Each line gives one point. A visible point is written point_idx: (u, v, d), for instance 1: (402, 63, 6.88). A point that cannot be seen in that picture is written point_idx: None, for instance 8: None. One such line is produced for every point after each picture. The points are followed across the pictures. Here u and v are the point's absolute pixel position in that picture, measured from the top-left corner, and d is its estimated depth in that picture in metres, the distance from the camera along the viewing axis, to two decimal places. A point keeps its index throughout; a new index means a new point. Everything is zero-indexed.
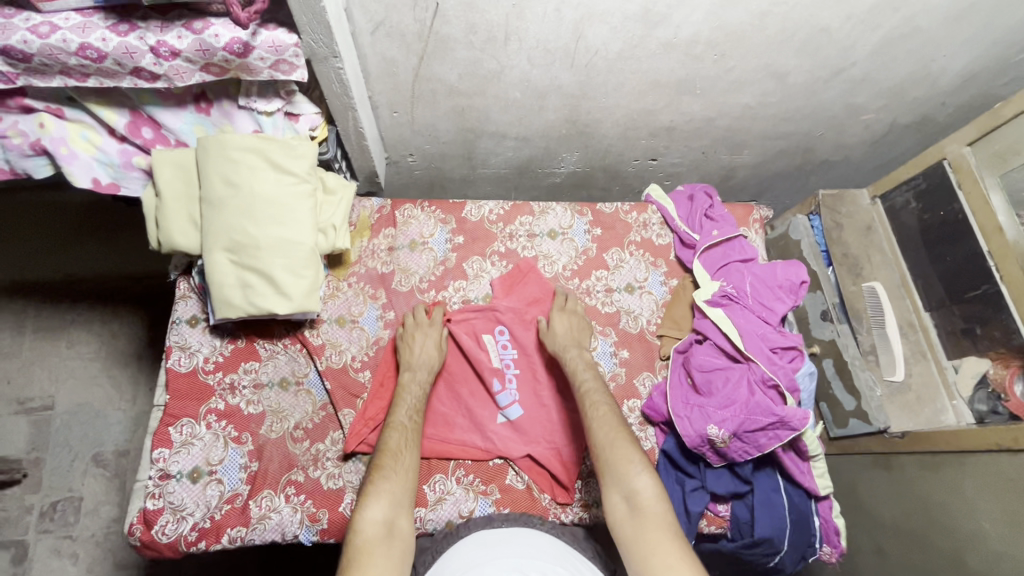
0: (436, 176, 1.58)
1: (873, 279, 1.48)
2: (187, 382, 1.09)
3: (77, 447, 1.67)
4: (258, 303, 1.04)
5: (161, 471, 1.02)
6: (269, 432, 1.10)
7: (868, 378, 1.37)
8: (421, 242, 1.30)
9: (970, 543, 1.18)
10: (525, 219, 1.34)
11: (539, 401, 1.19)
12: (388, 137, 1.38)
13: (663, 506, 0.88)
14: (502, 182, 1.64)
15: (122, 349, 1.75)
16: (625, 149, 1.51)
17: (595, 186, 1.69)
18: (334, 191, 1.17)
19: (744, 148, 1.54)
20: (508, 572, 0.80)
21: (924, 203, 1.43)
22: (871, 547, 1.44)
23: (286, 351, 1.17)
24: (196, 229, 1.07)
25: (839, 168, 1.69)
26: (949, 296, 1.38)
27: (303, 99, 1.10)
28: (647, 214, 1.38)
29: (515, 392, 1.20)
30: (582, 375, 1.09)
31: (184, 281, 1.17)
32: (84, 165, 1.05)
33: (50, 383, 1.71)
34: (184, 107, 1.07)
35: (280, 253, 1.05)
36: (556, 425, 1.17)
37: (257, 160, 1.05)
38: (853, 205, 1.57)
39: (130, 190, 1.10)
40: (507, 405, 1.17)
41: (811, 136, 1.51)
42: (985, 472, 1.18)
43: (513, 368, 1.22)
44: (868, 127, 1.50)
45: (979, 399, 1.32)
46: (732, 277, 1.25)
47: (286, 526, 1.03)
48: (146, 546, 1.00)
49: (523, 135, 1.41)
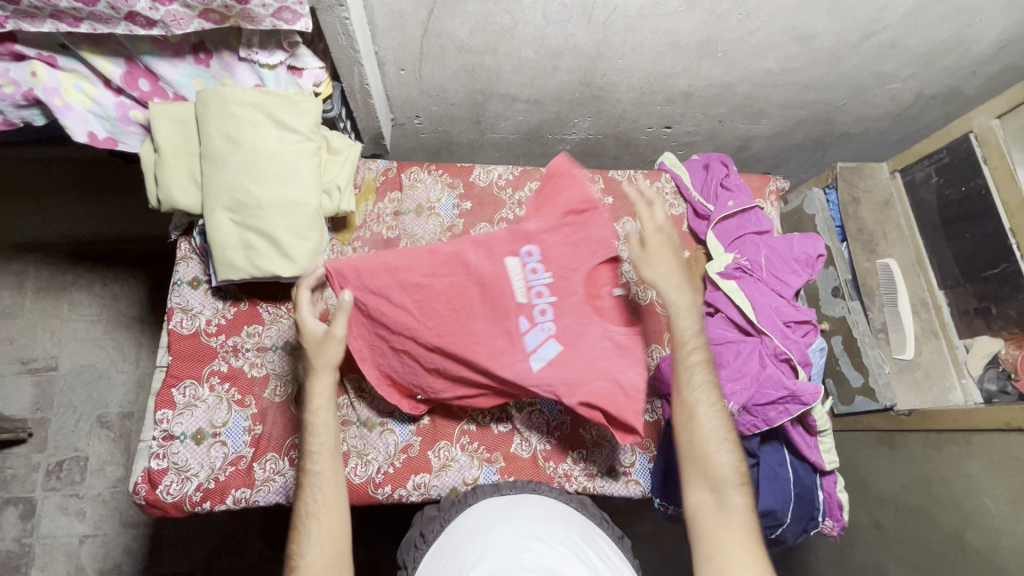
0: (443, 140, 1.53)
1: (888, 256, 1.45)
2: (190, 344, 1.08)
3: (82, 408, 1.67)
4: (261, 265, 1.02)
5: (164, 432, 1.02)
6: (273, 395, 1.09)
7: (876, 355, 1.34)
8: (427, 208, 1.26)
9: (970, 519, 1.19)
10: (535, 185, 1.30)
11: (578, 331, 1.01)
12: (394, 97, 1.33)
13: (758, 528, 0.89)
14: (510, 149, 1.59)
15: (124, 312, 1.74)
16: (639, 115, 1.46)
17: (606, 154, 1.64)
18: (339, 152, 1.13)
19: (763, 117, 1.49)
20: (520, 539, 0.79)
21: (945, 178, 1.39)
22: (868, 522, 1.45)
23: (290, 315, 1.14)
24: (197, 188, 1.03)
25: (859, 140, 1.63)
26: (964, 274, 1.35)
27: (307, 51, 1.06)
28: (661, 183, 1.34)
29: (547, 328, 1.01)
30: (691, 341, 0.99)
31: (185, 241, 1.14)
32: (80, 118, 1.00)
33: (52, 344, 1.70)
34: (182, 58, 1.02)
35: (284, 214, 1.02)
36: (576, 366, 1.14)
37: (260, 116, 1.01)
38: (872, 179, 1.52)
39: (128, 146, 1.06)
40: (538, 346, 1.00)
41: (833, 106, 1.46)
42: (992, 452, 1.17)
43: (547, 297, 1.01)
44: (893, 97, 1.44)
45: (989, 378, 1.31)
46: (747, 249, 1.22)
47: (290, 489, 1.03)
48: (152, 505, 1.00)
49: (534, 98, 1.36)
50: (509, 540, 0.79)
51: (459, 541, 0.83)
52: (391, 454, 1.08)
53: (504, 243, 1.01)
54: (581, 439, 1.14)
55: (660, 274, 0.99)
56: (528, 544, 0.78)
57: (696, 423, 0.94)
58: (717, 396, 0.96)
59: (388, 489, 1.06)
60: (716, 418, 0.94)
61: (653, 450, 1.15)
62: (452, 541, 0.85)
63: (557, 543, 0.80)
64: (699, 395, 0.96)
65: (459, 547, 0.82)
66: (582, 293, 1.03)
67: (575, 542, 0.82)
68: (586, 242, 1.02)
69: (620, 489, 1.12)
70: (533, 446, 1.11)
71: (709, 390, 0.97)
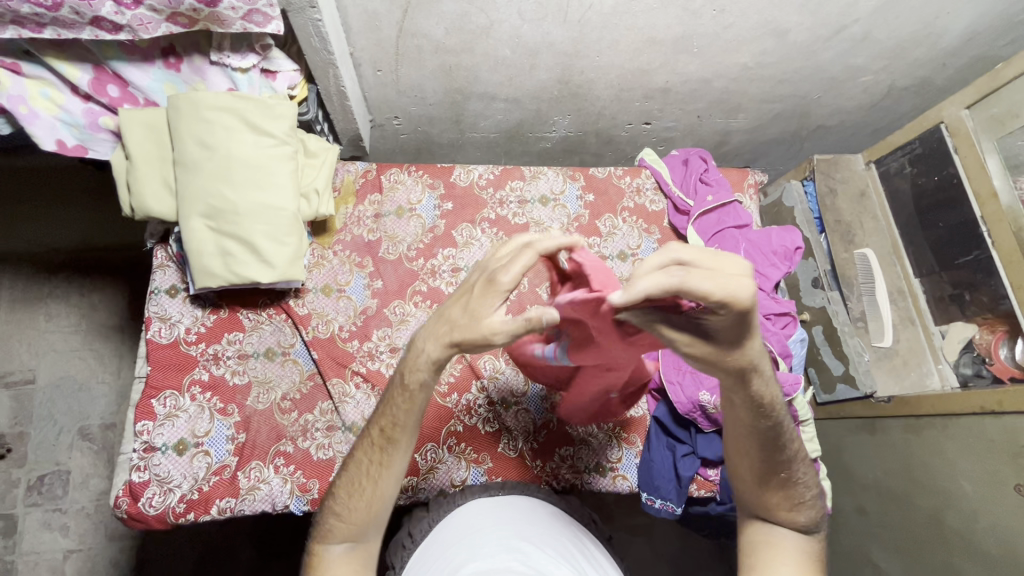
0: (424, 140, 1.52)
1: (866, 246, 1.48)
2: (169, 353, 1.06)
3: (62, 421, 1.64)
4: (239, 272, 1.00)
5: (145, 444, 1.00)
6: (256, 402, 1.08)
7: (857, 344, 1.37)
8: (408, 209, 1.25)
9: (947, 501, 1.22)
10: (515, 184, 1.30)
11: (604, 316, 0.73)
12: (372, 98, 1.32)
13: (816, 550, 0.80)
14: (492, 148, 1.59)
15: (103, 322, 1.70)
16: (618, 112, 1.46)
17: (587, 151, 1.65)
18: (316, 155, 1.12)
19: (740, 111, 1.50)
20: (510, 540, 0.79)
21: (919, 168, 1.41)
22: (852, 508, 1.48)
23: (271, 321, 1.13)
24: (171, 195, 1.02)
25: (835, 132, 1.66)
26: (939, 262, 1.39)
27: (280, 54, 1.04)
28: (641, 179, 1.35)
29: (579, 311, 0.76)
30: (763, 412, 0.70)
31: (162, 249, 1.12)
32: (47, 125, 0.98)
33: (30, 357, 1.66)
34: (151, 62, 1.00)
35: (261, 220, 1.00)
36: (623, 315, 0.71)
37: (233, 121, 1.00)
38: (848, 170, 1.55)
39: (99, 153, 1.04)
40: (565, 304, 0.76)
41: (808, 99, 1.48)
42: (967, 435, 1.20)
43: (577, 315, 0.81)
44: (866, 89, 1.46)
45: (965, 363, 1.34)
46: (727, 244, 1.23)
47: (276, 497, 1.02)
48: (134, 519, 0.98)
49: (513, 96, 1.36)
50: (498, 542, 0.79)
51: (447, 541, 0.83)
52: None
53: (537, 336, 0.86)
54: (568, 436, 1.14)
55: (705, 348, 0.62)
56: (517, 546, 0.77)
57: (746, 473, 0.78)
58: (790, 457, 0.75)
59: None
60: (773, 474, 0.76)
61: (639, 445, 1.15)
62: (440, 541, 0.85)
63: (546, 546, 0.79)
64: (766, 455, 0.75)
65: (448, 547, 0.82)
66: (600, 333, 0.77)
67: (563, 544, 0.82)
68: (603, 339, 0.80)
69: (607, 484, 1.13)
70: (520, 446, 1.12)
71: (762, 453, 0.75)
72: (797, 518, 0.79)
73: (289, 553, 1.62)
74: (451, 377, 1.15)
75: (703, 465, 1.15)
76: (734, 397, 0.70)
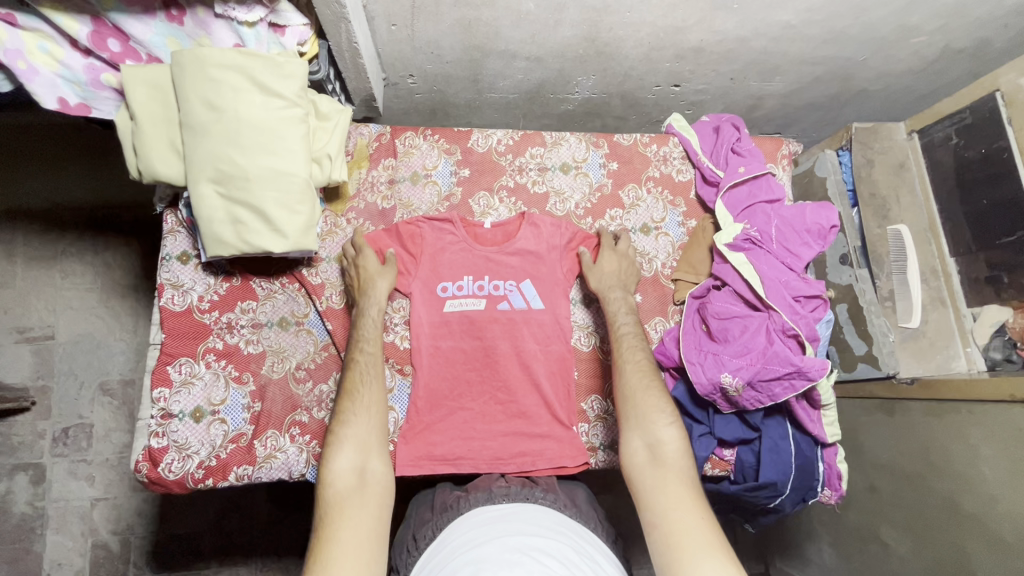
0: (439, 100, 1.44)
1: (900, 221, 1.40)
2: (183, 321, 1.05)
3: (82, 376, 1.67)
4: (251, 241, 0.97)
5: (163, 411, 1.01)
6: (270, 371, 1.07)
7: (882, 324, 1.31)
8: (424, 175, 1.20)
9: (965, 484, 1.20)
10: (536, 150, 1.24)
11: (540, 264, 1.16)
12: (385, 55, 1.25)
13: (688, 460, 0.91)
14: (510, 109, 1.50)
15: (117, 281, 1.70)
16: (647, 73, 1.37)
17: (610, 115, 1.55)
18: (328, 117, 1.06)
19: (777, 74, 1.40)
20: (510, 554, 0.76)
21: (965, 140, 1.32)
22: (864, 486, 1.47)
23: (284, 290, 1.11)
24: (179, 158, 0.97)
25: (877, 98, 1.55)
26: (977, 242, 1.33)
27: (289, 7, 0.97)
28: (668, 147, 1.28)
29: (517, 288, 1.15)
30: (621, 317, 1.06)
31: (171, 214, 1.08)
32: (47, 82, 0.94)
33: (48, 313, 1.68)
34: (152, 14, 0.94)
35: (272, 186, 0.96)
36: (544, 247, 1.17)
37: (241, 80, 0.94)
38: (887, 140, 1.45)
39: (103, 112, 1.00)
40: (523, 288, 1.15)
41: (852, 62, 1.38)
42: (992, 421, 1.16)
43: (508, 284, 1.15)
44: (917, 51, 1.36)
45: (995, 347, 1.32)
46: (757, 220, 1.15)
47: (293, 466, 1.03)
48: (154, 483, 1.00)
49: (535, 55, 1.27)
50: (499, 555, 0.76)
51: (450, 556, 0.82)
52: (391, 432, 1.09)
53: (485, 332, 1.12)
54: (582, 412, 1.14)
55: (603, 280, 1.11)
56: (518, 559, 0.75)
57: (637, 362, 1.00)
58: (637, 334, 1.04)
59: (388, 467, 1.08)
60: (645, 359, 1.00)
61: None
62: (442, 554, 0.84)
63: (549, 557, 0.77)
64: (633, 345, 1.02)
65: (450, 562, 0.80)
66: (542, 277, 1.16)
67: (566, 554, 0.80)
68: (538, 273, 1.16)
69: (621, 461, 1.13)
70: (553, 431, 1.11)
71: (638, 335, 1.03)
72: (666, 430, 0.93)
73: (305, 507, 1.66)
74: (472, 371, 1.12)
75: (719, 444, 1.14)
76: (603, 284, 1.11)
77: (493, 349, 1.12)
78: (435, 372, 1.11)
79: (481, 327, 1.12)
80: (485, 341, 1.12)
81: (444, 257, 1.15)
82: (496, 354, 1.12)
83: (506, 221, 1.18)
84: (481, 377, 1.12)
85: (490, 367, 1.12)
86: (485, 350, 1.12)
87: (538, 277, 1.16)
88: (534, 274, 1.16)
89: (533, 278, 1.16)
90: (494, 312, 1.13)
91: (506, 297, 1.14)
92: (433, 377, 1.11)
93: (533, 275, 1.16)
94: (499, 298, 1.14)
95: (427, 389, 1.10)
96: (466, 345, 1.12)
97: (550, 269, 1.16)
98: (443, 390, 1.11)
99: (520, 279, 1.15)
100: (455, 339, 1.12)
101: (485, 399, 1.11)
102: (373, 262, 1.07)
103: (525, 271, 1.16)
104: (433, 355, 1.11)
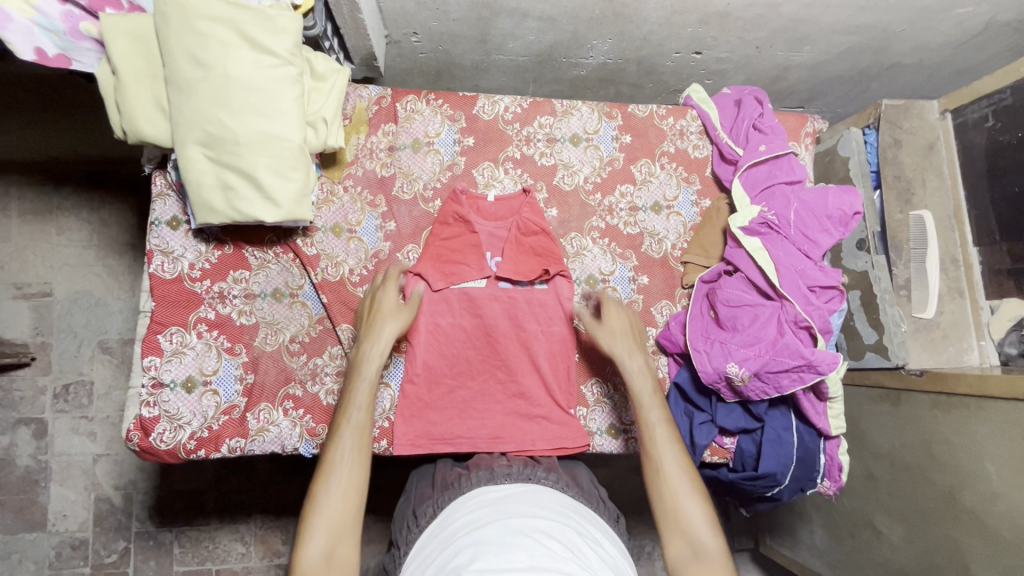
0: (444, 61, 1.35)
1: (924, 207, 1.33)
2: (173, 289, 1.01)
3: (81, 334, 1.65)
4: (242, 209, 0.93)
5: (154, 379, 0.99)
6: (264, 343, 1.05)
7: (896, 313, 1.25)
8: (426, 142, 1.14)
9: (967, 480, 1.15)
10: (545, 119, 1.17)
11: (536, 242, 1.12)
12: (387, 10, 1.17)
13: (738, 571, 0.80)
14: (520, 73, 1.41)
15: (114, 239, 1.66)
16: (667, 38, 1.28)
17: (625, 82, 1.45)
18: (325, 78, 0.99)
19: (807, 43, 1.31)
20: (511, 536, 0.74)
21: (1002, 123, 1.24)
22: (861, 473, 1.41)
23: (278, 260, 1.07)
24: (166, 118, 0.92)
25: (911, 74, 1.45)
26: (1003, 231, 1.27)
27: None
28: (686, 120, 1.21)
29: (517, 266, 1.10)
30: (652, 401, 0.93)
31: (160, 175, 1.03)
32: (23, 30, 0.85)
33: (44, 269, 1.64)
34: None
35: (263, 151, 0.91)
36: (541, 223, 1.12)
37: (230, 34, 0.88)
38: (919, 119, 1.35)
39: (84, 64, 0.93)
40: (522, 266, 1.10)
41: (889, 32, 1.28)
42: (1000, 419, 1.10)
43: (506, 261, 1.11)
44: (959, 24, 1.27)
45: (1010, 342, 1.26)
46: (775, 202, 1.09)
47: (285, 439, 1.02)
48: (146, 452, 0.99)
49: (549, 15, 1.19)
50: (501, 537, 0.74)
51: (450, 537, 0.80)
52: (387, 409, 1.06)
53: (485, 312, 1.09)
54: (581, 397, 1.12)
55: (615, 342, 1.00)
56: (521, 541, 0.73)
57: (667, 456, 0.88)
58: (666, 427, 0.91)
59: (383, 443, 1.05)
60: (679, 454, 0.88)
61: None
62: (442, 535, 0.81)
63: (551, 540, 0.74)
64: (666, 439, 0.89)
65: (452, 542, 0.78)
66: (535, 255, 1.12)
67: (569, 538, 0.78)
68: (535, 253, 1.12)
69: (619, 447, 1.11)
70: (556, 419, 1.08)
71: (670, 427, 0.91)
72: (707, 539, 0.81)
73: (303, 471, 1.67)
74: (470, 349, 1.09)
75: (720, 432, 1.12)
76: (634, 365, 0.97)
77: (491, 326, 1.08)
78: (434, 350, 1.08)
79: (481, 305, 1.09)
80: (485, 321, 1.09)
81: (446, 231, 1.11)
82: (494, 334, 1.08)
83: (509, 196, 1.14)
84: (480, 357, 1.09)
85: (490, 348, 1.09)
86: (484, 329, 1.09)
87: (542, 256, 1.11)
88: (530, 251, 1.12)
89: (534, 257, 1.12)
90: (495, 292, 1.10)
91: (505, 276, 1.10)
92: (428, 351, 1.08)
93: (532, 253, 1.12)
94: (499, 278, 1.12)
95: (423, 367, 1.07)
96: (465, 324, 1.09)
97: (549, 244, 1.11)
98: (442, 368, 1.08)
99: (518, 261, 1.11)
100: (453, 316, 1.09)
101: (483, 378, 1.09)
102: (389, 302, 0.98)
103: (525, 250, 1.12)
104: (429, 332, 1.08)
